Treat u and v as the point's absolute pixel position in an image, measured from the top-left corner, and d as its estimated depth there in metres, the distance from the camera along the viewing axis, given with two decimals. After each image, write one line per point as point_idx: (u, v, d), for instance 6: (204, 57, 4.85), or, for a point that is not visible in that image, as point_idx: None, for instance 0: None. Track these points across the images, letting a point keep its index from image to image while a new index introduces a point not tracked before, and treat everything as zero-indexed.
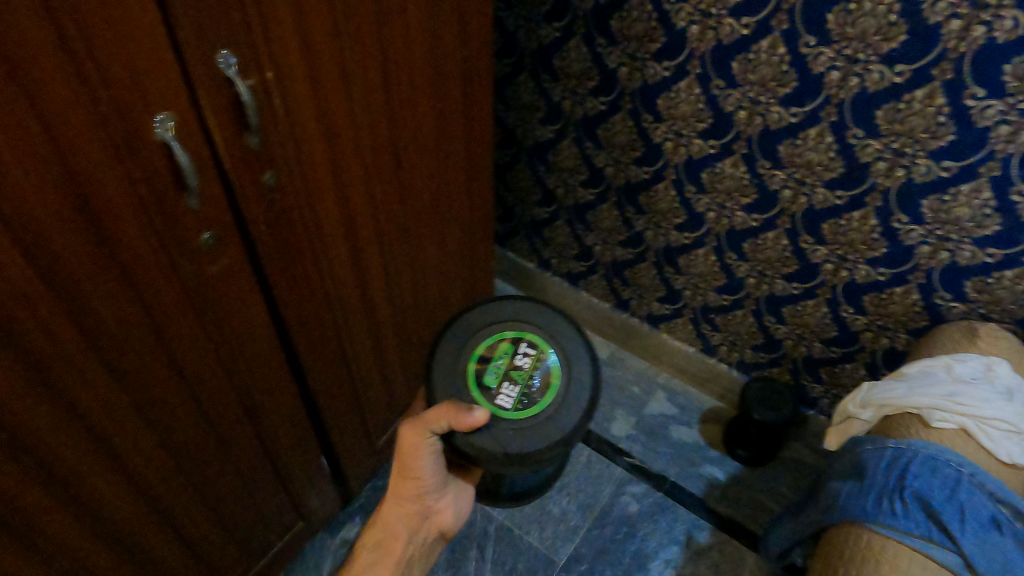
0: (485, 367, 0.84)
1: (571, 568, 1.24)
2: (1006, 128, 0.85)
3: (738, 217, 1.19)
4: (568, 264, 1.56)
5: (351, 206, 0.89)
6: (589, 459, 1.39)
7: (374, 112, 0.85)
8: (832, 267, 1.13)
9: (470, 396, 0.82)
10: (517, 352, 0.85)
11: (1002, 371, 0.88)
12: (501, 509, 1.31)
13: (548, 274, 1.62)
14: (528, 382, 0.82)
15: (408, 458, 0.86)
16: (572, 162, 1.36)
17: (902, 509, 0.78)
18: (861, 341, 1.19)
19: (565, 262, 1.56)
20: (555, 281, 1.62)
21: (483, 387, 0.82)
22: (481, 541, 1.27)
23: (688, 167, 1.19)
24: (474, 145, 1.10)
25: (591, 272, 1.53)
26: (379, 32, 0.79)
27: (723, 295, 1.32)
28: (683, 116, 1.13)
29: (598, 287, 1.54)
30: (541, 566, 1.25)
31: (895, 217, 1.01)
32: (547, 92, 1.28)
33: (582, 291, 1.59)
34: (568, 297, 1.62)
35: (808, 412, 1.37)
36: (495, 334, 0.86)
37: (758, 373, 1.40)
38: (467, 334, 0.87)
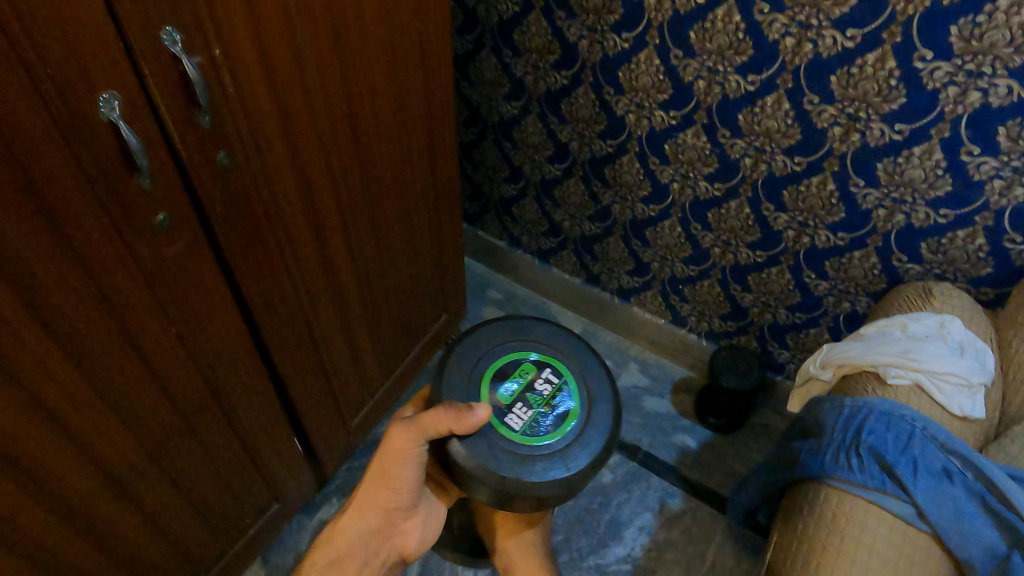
0: (502, 382, 0.85)
1: None
2: (955, 89, 0.87)
3: (701, 187, 1.20)
4: (538, 241, 1.57)
5: (311, 185, 0.89)
6: None
7: (330, 88, 0.85)
8: (794, 234, 1.15)
9: (475, 393, 0.84)
10: (540, 376, 0.86)
11: (954, 328, 0.91)
12: None
13: (518, 252, 1.63)
14: (544, 408, 0.83)
15: (391, 465, 0.85)
16: (537, 138, 1.36)
17: (859, 463, 0.81)
18: (823, 306, 1.21)
19: (535, 239, 1.57)
20: (525, 258, 1.63)
21: (495, 401, 0.83)
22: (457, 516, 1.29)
23: (651, 138, 1.20)
24: (436, 121, 1.10)
25: (560, 248, 1.54)
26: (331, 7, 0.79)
27: (690, 266, 1.34)
28: (644, 87, 1.14)
29: (568, 262, 1.55)
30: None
31: (852, 181, 1.03)
32: (510, 67, 1.28)
33: (553, 267, 1.59)
34: (539, 274, 1.63)
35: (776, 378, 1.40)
36: (517, 352, 0.87)
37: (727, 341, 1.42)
38: (483, 349, 0.87)
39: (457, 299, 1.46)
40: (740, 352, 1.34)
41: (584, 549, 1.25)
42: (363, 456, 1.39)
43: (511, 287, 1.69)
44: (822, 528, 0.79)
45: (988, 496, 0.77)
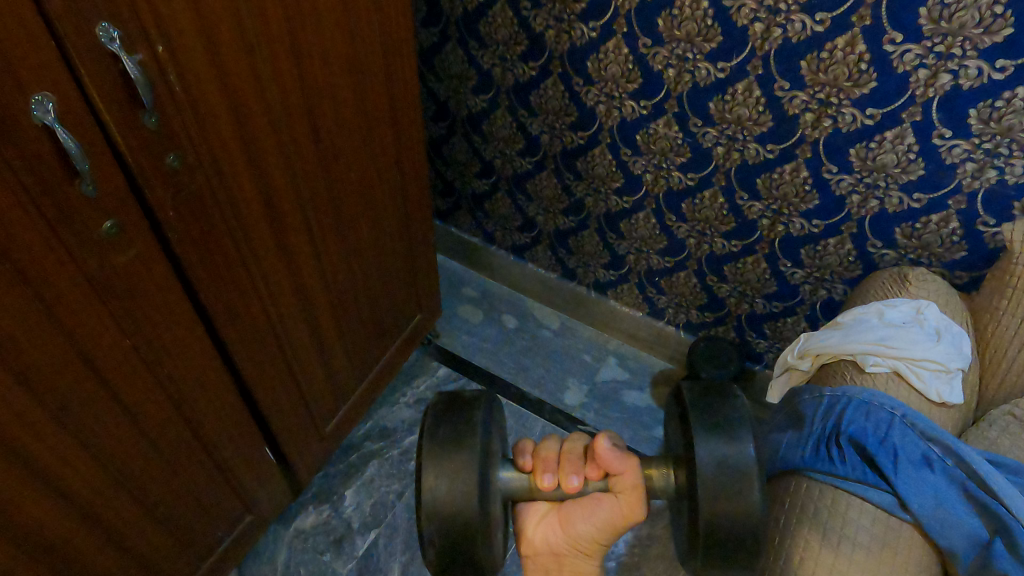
0: None
1: None
2: (925, 72, 0.86)
3: (674, 178, 1.18)
4: (512, 236, 1.54)
5: (270, 186, 0.86)
6: (544, 430, 1.38)
7: (286, 85, 0.81)
8: (768, 223, 1.14)
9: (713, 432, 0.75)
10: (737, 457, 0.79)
11: (931, 313, 0.90)
12: None
13: (493, 248, 1.60)
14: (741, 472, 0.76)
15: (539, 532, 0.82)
16: (507, 131, 1.33)
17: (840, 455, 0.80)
18: (800, 294, 1.20)
19: (509, 234, 1.55)
20: (500, 254, 1.60)
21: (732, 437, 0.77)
22: None
23: (622, 129, 1.18)
24: (401, 116, 1.06)
25: (535, 242, 1.52)
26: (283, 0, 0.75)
27: (666, 258, 1.33)
28: (614, 77, 1.12)
29: (543, 257, 1.53)
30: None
31: (825, 168, 1.02)
32: (477, 60, 1.25)
33: (528, 262, 1.57)
34: (514, 269, 1.60)
35: (756, 367, 1.39)
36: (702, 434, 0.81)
37: (705, 332, 1.40)
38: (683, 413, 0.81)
39: (431, 298, 1.43)
40: (720, 341, 1.34)
41: None
42: (339, 462, 1.36)
43: (485, 283, 1.66)
44: (802, 519, 0.78)
45: (968, 482, 0.76)
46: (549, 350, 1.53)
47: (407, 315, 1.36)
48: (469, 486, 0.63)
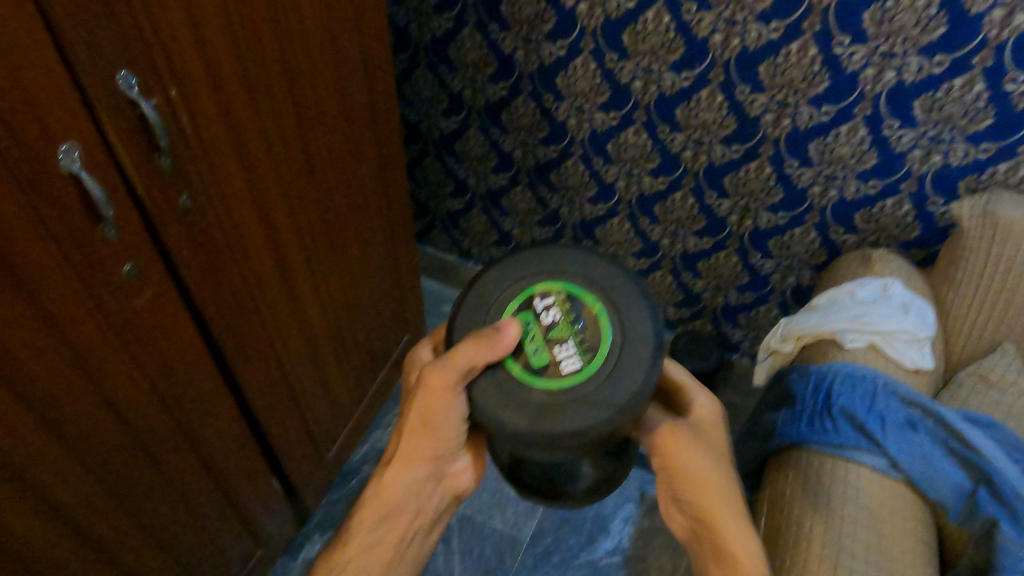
0: (525, 353, 0.72)
1: (536, 543, 1.29)
2: (872, 70, 0.94)
3: (646, 183, 1.25)
4: (489, 251, 1.58)
5: (272, 217, 0.87)
6: None
7: (284, 118, 0.83)
8: (737, 219, 1.21)
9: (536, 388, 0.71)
10: (539, 312, 0.74)
11: (896, 289, 0.98)
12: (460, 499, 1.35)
13: (470, 264, 1.64)
14: (573, 333, 0.72)
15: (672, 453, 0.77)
16: (479, 149, 1.38)
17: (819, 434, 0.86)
18: (771, 283, 1.28)
19: (485, 249, 1.58)
20: (477, 269, 1.64)
21: (539, 370, 0.71)
22: (445, 535, 1.31)
23: (593, 140, 1.24)
24: (385, 141, 1.09)
25: (512, 255, 1.56)
26: (279, 37, 0.78)
27: (641, 259, 1.38)
28: (583, 91, 1.17)
29: None
30: (508, 545, 1.29)
31: (787, 163, 1.09)
32: (446, 83, 1.30)
33: None
34: None
35: (733, 356, 1.46)
36: (522, 294, 0.76)
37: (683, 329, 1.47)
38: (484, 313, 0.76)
39: (417, 318, 1.46)
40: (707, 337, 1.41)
41: (574, 548, 1.28)
42: (340, 488, 1.37)
43: (464, 300, 1.70)
44: (807, 489, 0.83)
45: (949, 438, 0.84)
46: None
47: (396, 336, 1.39)
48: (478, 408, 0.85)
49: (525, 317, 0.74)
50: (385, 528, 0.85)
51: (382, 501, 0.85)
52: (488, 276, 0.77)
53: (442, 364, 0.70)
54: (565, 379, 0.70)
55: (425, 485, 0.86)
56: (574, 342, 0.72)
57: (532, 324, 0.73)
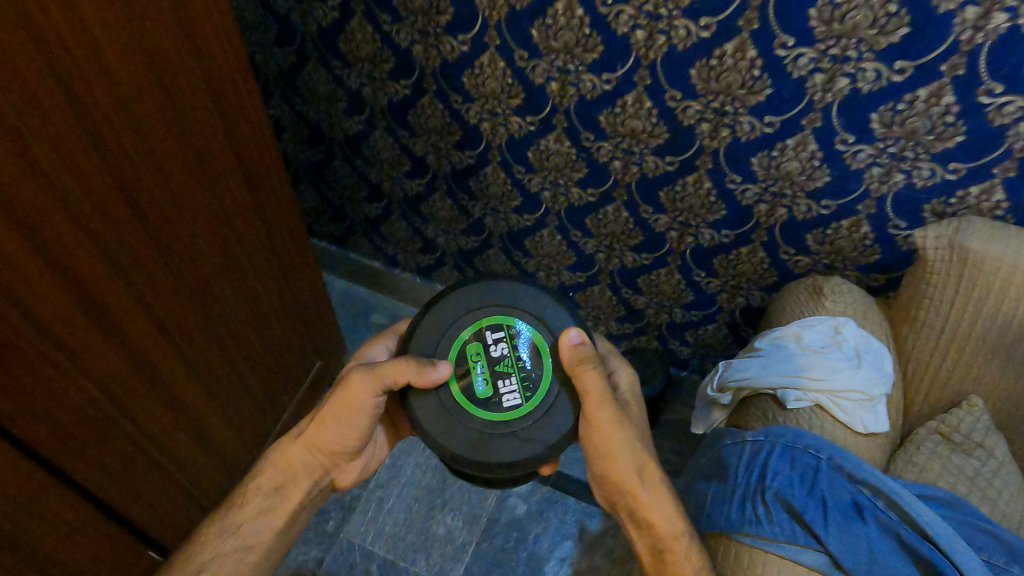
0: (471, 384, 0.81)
1: None
2: (821, 76, 0.78)
3: (574, 194, 1.09)
4: (415, 259, 1.42)
5: (94, 292, 0.69)
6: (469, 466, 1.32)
7: (100, 172, 0.66)
8: (677, 235, 1.06)
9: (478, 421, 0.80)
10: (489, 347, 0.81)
11: (849, 333, 0.84)
12: (382, 543, 1.24)
13: (396, 272, 1.48)
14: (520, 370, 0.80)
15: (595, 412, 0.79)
16: (389, 153, 1.20)
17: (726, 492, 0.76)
18: (718, 302, 1.14)
19: (411, 257, 1.42)
20: (405, 277, 1.48)
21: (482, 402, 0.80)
22: None
23: (512, 146, 1.06)
24: (248, 161, 0.92)
25: (439, 264, 1.40)
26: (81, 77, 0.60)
27: (577, 273, 1.23)
28: (494, 94, 1.00)
29: (451, 278, 1.42)
30: None
31: (727, 178, 0.94)
32: (342, 79, 1.11)
33: (435, 283, 1.46)
34: (421, 291, 1.49)
35: (681, 372, 1.33)
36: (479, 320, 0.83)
37: (627, 344, 1.34)
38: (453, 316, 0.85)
39: (328, 338, 1.32)
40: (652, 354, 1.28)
41: None
42: None
43: (394, 308, 1.55)
44: None
45: (901, 529, 0.70)
46: None
47: (300, 364, 1.25)
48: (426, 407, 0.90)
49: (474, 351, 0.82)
50: (282, 493, 0.85)
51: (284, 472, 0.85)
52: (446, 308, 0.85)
53: (366, 368, 0.77)
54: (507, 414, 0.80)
55: (323, 475, 0.88)
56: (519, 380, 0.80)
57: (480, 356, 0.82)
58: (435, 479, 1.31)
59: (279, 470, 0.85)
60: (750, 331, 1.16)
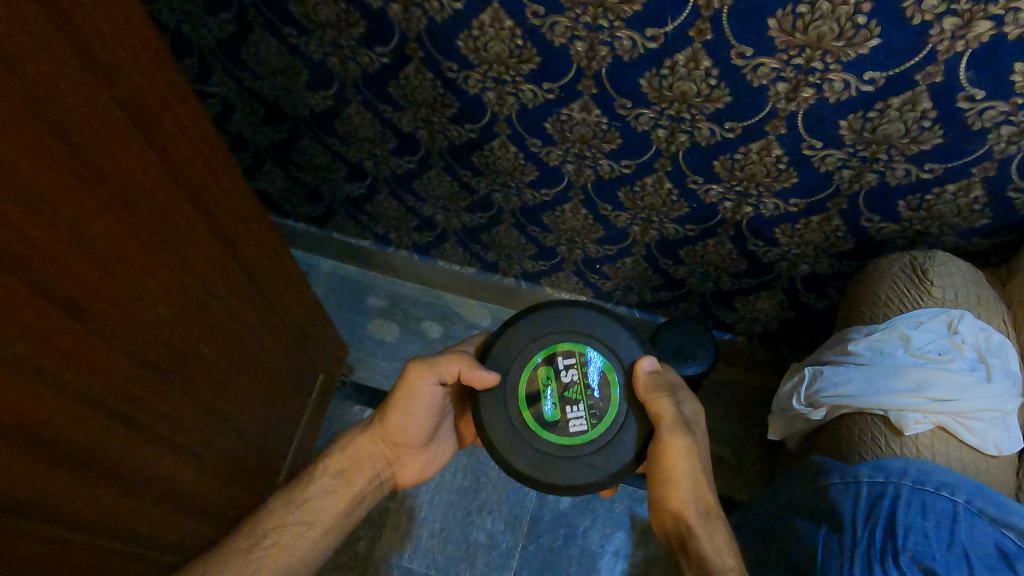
0: (540, 407, 0.92)
1: None
2: (953, 21, 0.58)
3: (604, 166, 0.89)
4: (410, 237, 1.23)
5: (43, 431, 0.52)
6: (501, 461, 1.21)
7: (11, 296, 0.46)
8: (732, 205, 0.88)
9: (544, 440, 0.91)
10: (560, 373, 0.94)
11: (969, 333, 0.70)
12: (420, 559, 1.14)
13: (390, 250, 1.30)
14: (586, 396, 0.93)
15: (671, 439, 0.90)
16: (369, 130, 0.98)
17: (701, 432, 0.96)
18: (776, 270, 0.98)
19: (406, 235, 1.23)
20: (400, 255, 1.30)
21: (550, 425, 0.92)
22: None
23: (525, 118, 0.86)
24: (214, 205, 0.72)
25: (439, 240, 1.21)
26: None
27: (606, 246, 1.06)
28: (500, 58, 0.78)
29: (454, 253, 1.24)
30: None
31: (805, 144, 0.75)
32: (299, 49, 0.87)
33: (436, 259, 1.28)
34: (422, 268, 1.31)
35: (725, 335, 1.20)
36: (547, 347, 0.96)
37: (663, 312, 1.20)
38: (535, 338, 0.96)
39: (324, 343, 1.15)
40: (695, 323, 1.15)
41: None
42: None
43: (392, 287, 1.38)
44: None
45: None
46: None
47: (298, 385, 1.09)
48: (497, 431, 0.93)
49: (546, 377, 0.93)
50: (343, 479, 0.97)
51: (348, 460, 0.99)
52: (520, 332, 0.96)
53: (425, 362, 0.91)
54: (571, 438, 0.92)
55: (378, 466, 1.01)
56: (585, 405, 0.93)
57: (551, 382, 0.94)
58: (467, 480, 1.20)
59: (343, 456, 0.99)
60: (811, 297, 1.01)
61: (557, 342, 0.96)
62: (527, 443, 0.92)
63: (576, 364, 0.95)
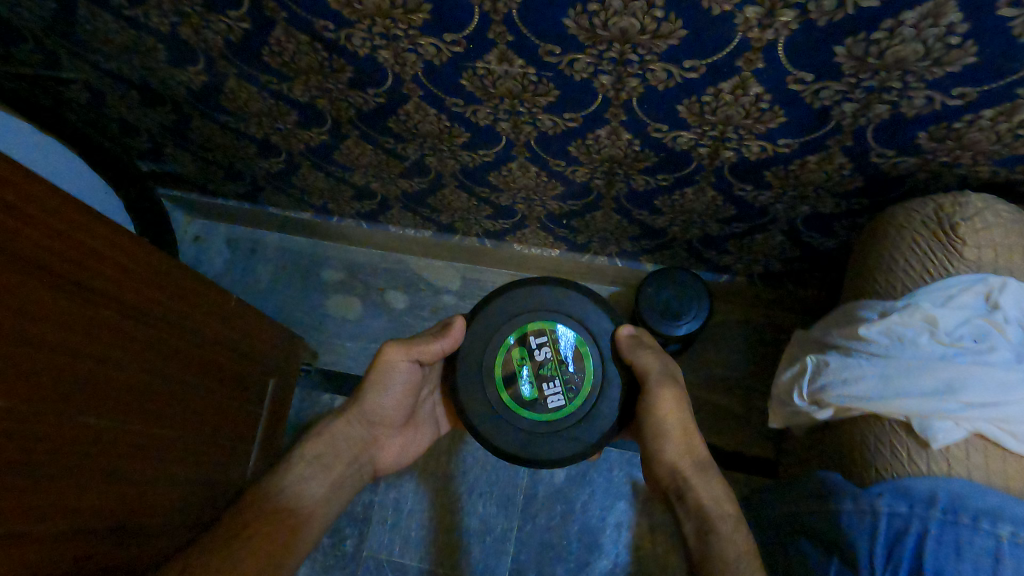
0: (518, 389, 1.02)
1: None
2: None
3: (545, 122, 0.72)
4: (351, 206, 1.07)
5: None
6: None
7: None
8: (708, 152, 0.71)
9: (525, 421, 1.01)
10: (534, 351, 1.03)
11: None
12: None
13: (336, 220, 1.14)
14: (561, 375, 1.02)
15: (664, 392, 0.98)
16: (260, 104, 0.81)
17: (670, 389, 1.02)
18: (771, 214, 0.82)
19: (346, 205, 1.07)
20: (348, 225, 1.15)
21: (530, 404, 1.01)
22: None
23: (434, 76, 0.68)
24: (67, 271, 0.78)
25: (384, 208, 1.06)
26: None
27: (569, 202, 0.90)
28: (382, 11, 0.59)
29: (404, 218, 1.08)
30: None
31: (792, 77, 0.58)
32: (141, 23, 0.69)
33: (388, 225, 1.13)
34: (377, 236, 1.16)
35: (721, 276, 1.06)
36: (518, 329, 1.04)
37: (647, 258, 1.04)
38: (507, 317, 1.05)
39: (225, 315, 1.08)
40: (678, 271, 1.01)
41: None
42: None
43: (352, 260, 1.31)
44: None
45: None
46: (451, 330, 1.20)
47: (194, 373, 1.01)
48: (500, 443, 1.00)
49: (521, 356, 1.02)
50: (319, 466, 1.04)
51: (323, 440, 1.06)
52: (495, 312, 1.05)
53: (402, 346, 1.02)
54: (547, 413, 1.01)
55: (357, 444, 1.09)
56: (560, 383, 1.02)
57: (526, 362, 1.03)
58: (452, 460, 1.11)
59: (320, 441, 1.06)
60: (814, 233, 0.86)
61: (526, 322, 1.04)
62: (514, 422, 1.01)
63: (549, 342, 1.03)
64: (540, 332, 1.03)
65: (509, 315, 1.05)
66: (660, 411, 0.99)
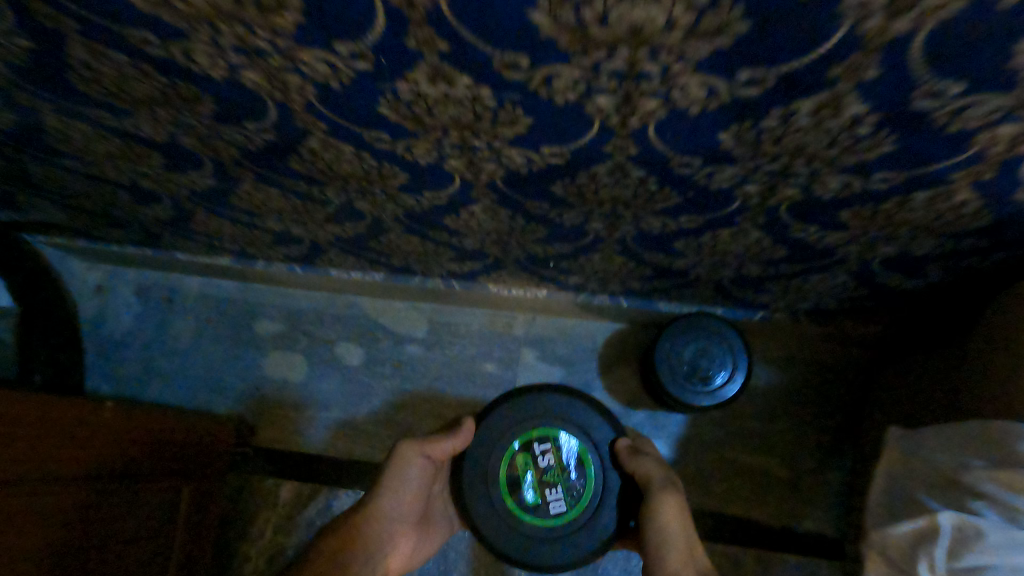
0: (520, 491, 0.83)
1: None
2: None
3: (508, 152, 0.51)
4: (279, 252, 0.85)
5: None
6: None
7: None
8: (781, 170, 0.52)
9: (525, 524, 0.82)
10: (535, 454, 0.84)
11: None
12: None
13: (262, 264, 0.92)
14: (565, 477, 0.84)
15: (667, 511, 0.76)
16: (109, 146, 0.57)
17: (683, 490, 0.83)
18: (855, 231, 0.63)
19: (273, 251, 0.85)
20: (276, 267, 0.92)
21: (531, 508, 0.83)
22: None
23: (333, 102, 0.45)
24: None
25: (318, 252, 0.83)
26: None
27: (553, 240, 0.68)
28: (223, 14, 0.36)
29: (350, 263, 0.86)
30: None
31: (923, 91, 0.39)
32: None
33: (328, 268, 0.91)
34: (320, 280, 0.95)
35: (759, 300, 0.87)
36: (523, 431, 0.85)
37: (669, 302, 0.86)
38: (512, 419, 0.86)
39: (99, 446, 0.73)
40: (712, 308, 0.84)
41: None
42: None
43: (290, 306, 1.02)
44: None
45: None
46: (425, 381, 0.99)
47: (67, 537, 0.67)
48: (491, 526, 0.82)
49: (525, 461, 0.84)
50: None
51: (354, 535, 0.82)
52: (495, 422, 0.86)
53: (421, 443, 0.83)
54: (553, 519, 0.83)
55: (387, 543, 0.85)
56: (564, 487, 0.83)
57: (529, 467, 0.84)
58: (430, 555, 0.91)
59: (364, 522, 0.83)
60: (879, 267, 0.72)
61: (527, 422, 0.86)
62: (518, 527, 0.82)
63: (552, 448, 0.85)
64: (544, 433, 0.85)
65: (512, 411, 0.86)
66: (658, 524, 0.76)
